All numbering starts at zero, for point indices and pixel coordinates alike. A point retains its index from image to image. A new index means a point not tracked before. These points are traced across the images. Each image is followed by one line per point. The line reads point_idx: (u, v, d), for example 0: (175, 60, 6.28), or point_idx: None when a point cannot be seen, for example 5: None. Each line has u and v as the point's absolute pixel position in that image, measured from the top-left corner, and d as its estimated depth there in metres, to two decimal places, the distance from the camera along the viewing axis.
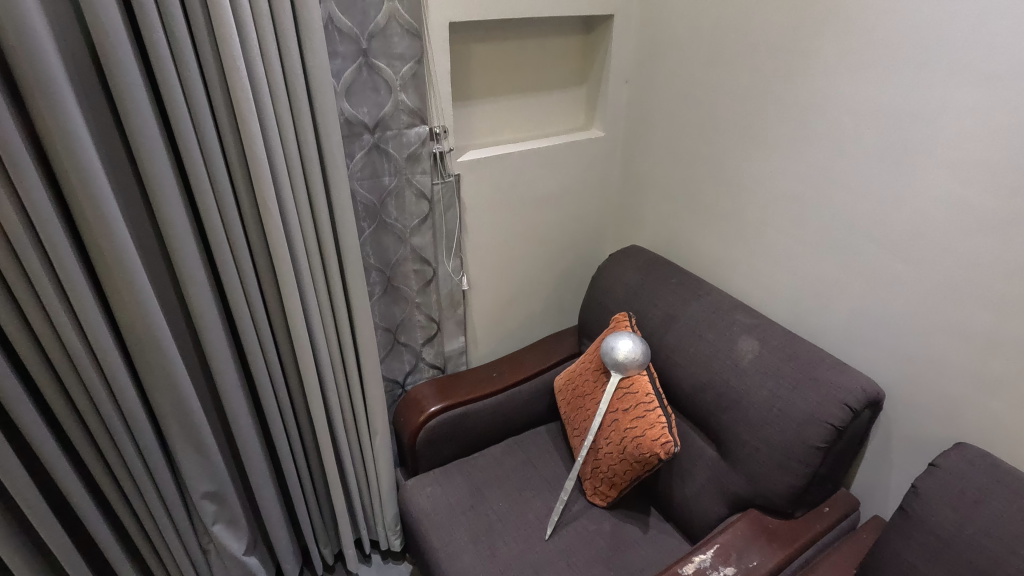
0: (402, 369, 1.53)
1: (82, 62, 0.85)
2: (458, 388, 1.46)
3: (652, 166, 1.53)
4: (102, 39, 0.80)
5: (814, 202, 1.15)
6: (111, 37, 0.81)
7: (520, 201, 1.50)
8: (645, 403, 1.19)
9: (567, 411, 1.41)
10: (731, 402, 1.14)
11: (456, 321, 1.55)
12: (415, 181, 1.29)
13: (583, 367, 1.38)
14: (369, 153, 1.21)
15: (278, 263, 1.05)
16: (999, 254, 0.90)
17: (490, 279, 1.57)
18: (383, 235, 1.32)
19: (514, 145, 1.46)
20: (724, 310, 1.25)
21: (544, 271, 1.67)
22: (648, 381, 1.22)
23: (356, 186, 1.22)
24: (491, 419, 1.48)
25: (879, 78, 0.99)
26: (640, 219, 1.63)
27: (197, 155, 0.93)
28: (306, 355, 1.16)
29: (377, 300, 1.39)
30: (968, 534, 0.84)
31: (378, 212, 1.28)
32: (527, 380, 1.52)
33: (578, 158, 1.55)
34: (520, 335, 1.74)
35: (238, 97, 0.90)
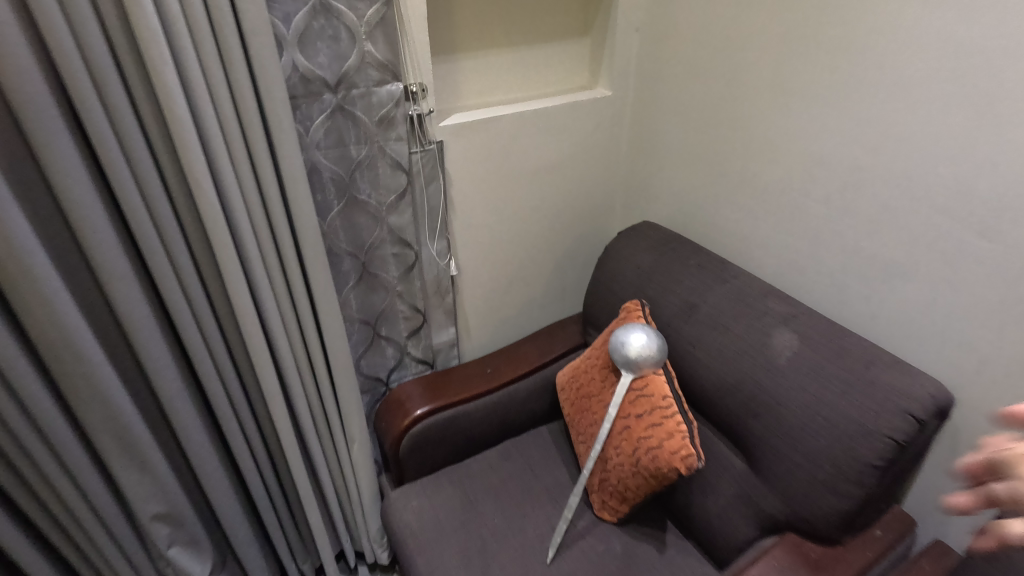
0: (385, 364, 1.36)
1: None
2: (447, 387, 1.29)
3: (667, 131, 1.33)
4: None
5: (868, 169, 0.95)
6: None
7: (514, 173, 1.31)
8: (663, 408, 1.02)
9: (570, 413, 1.23)
10: (765, 409, 0.96)
11: (444, 310, 1.36)
12: (389, 150, 1.10)
13: (588, 363, 1.21)
14: (331, 117, 1.02)
15: (219, 252, 0.87)
16: None
17: (481, 261, 1.39)
18: (355, 214, 1.13)
19: (508, 107, 1.26)
20: (754, 298, 1.06)
21: (543, 253, 1.48)
22: (665, 382, 1.05)
23: (318, 158, 1.04)
24: (486, 421, 1.31)
25: (964, 8, 0.78)
26: (653, 191, 1.43)
27: (104, 119, 0.73)
28: (263, 358, 0.99)
29: (351, 290, 1.21)
30: None
31: (347, 187, 1.09)
32: (526, 376, 1.34)
33: (582, 122, 1.35)
34: (519, 323, 1.56)
35: (145, 40, 0.70)
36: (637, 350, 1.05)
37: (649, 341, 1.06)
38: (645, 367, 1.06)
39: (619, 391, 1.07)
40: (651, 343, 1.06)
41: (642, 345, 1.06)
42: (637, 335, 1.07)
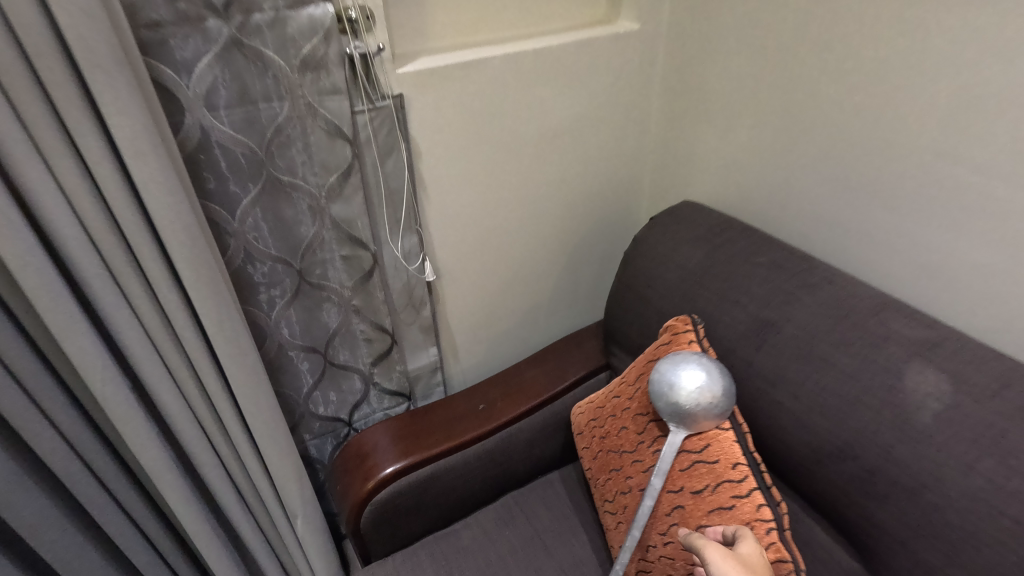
0: (345, 400, 1.03)
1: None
2: (426, 433, 0.96)
3: (717, 77, 0.97)
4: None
5: None
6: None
7: (507, 140, 0.96)
8: (734, 483, 0.69)
9: (591, 469, 0.90)
10: (901, 491, 0.62)
11: (420, 327, 1.03)
12: (322, 108, 0.75)
13: (617, 403, 0.87)
14: (225, 57, 0.67)
15: (24, 276, 0.53)
16: None
17: (468, 261, 1.04)
18: (280, 203, 0.79)
19: (495, 47, 0.90)
20: (867, 314, 0.71)
21: (549, 246, 1.14)
22: (734, 443, 0.71)
23: (210, 120, 0.69)
24: (480, 474, 0.99)
25: None
26: (693, 161, 1.07)
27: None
28: (137, 424, 0.66)
29: (286, 308, 0.87)
30: None
31: (263, 165, 0.75)
32: (531, 413, 1.01)
33: (599, 69, 0.98)
34: (520, 336, 1.22)
35: None
36: (692, 386, 0.72)
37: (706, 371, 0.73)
38: (703, 421, 0.72)
39: (666, 453, 0.74)
40: (711, 375, 0.72)
41: (699, 378, 0.72)
42: (688, 364, 0.73)
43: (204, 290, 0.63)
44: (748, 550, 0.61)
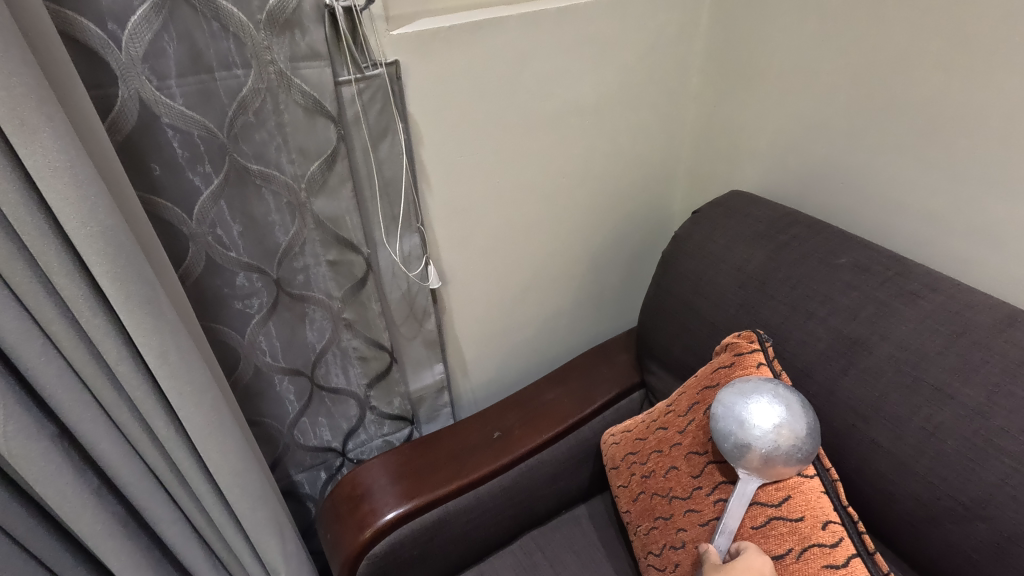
0: (337, 429, 0.89)
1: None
2: (432, 469, 0.82)
3: (776, 41, 0.81)
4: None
5: None
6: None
7: (525, 118, 0.81)
8: (825, 550, 0.54)
9: (630, 514, 0.76)
10: None
11: (424, 342, 0.88)
12: (295, 77, 0.59)
13: (662, 437, 0.72)
14: (164, 7, 0.51)
15: None
16: None
17: (478, 263, 0.90)
18: (249, 199, 0.64)
19: (509, 5, 0.75)
20: (993, 331, 0.56)
21: (571, 245, 0.99)
22: (822, 498, 0.56)
23: (153, 91, 0.54)
24: (495, 516, 0.84)
25: None
26: (740, 145, 0.92)
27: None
28: (60, 485, 0.51)
29: (261, 322, 0.73)
30: None
31: (224, 151, 0.60)
32: (554, 443, 0.86)
33: (634, 33, 0.83)
34: (537, 349, 1.07)
35: None
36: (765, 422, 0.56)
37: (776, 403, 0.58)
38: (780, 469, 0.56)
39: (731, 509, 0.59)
40: (786, 407, 0.57)
41: (773, 413, 0.57)
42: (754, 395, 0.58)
43: (140, 311, 0.48)
44: (754, 565, 0.54)
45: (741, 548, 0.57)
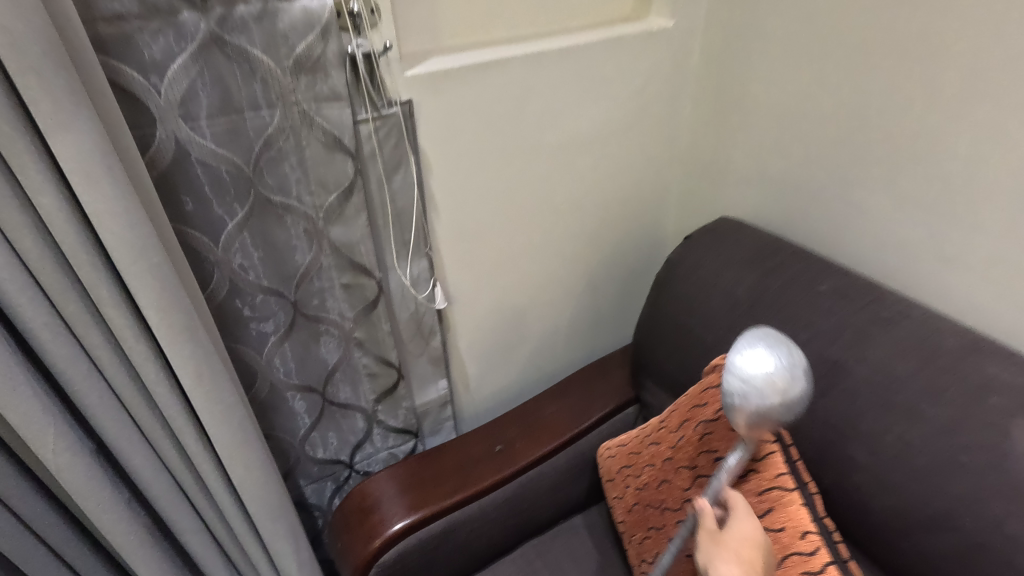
0: (345, 442, 0.93)
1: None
2: (438, 481, 0.86)
3: (762, 79, 0.87)
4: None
5: None
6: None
7: (528, 148, 0.85)
8: (804, 557, 0.58)
9: (625, 523, 0.80)
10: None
11: (429, 358, 0.92)
12: (317, 116, 0.64)
13: (655, 451, 0.77)
14: (201, 56, 0.56)
15: None
16: None
17: (482, 284, 0.94)
18: (270, 227, 0.68)
19: (514, 45, 0.80)
20: (957, 356, 0.61)
21: (569, 266, 1.04)
22: (803, 509, 0.60)
23: (187, 131, 0.58)
24: (497, 526, 0.88)
25: None
26: (729, 174, 0.97)
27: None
28: (98, 497, 0.55)
29: (277, 342, 0.77)
30: None
31: (249, 184, 0.64)
32: (553, 455, 0.91)
33: (630, 69, 0.88)
34: (536, 365, 1.12)
35: None
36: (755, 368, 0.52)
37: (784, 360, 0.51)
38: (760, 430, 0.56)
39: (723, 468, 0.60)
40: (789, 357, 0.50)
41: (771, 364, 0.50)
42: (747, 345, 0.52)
43: (178, 337, 0.52)
44: (744, 532, 0.58)
45: (730, 507, 0.61)
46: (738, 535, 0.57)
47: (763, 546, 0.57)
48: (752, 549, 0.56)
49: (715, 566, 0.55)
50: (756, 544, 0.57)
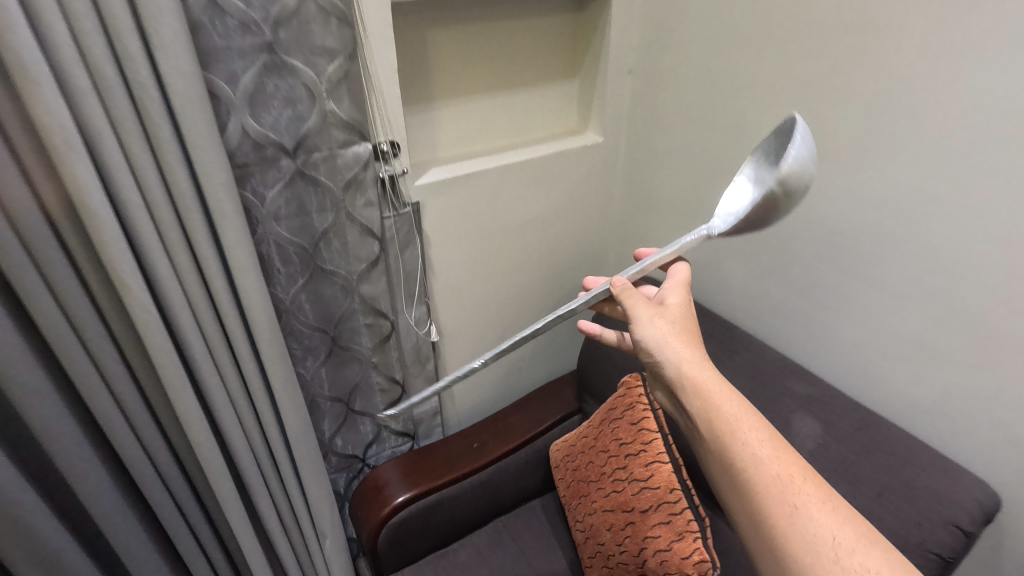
0: (361, 441, 1.24)
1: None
2: (431, 468, 1.17)
3: (665, 180, 1.24)
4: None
5: (894, 237, 0.87)
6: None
7: (501, 227, 1.20)
8: (671, 503, 0.90)
9: (566, 496, 1.12)
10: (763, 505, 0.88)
11: (426, 378, 1.25)
12: (358, 216, 0.97)
13: (586, 442, 1.10)
14: (290, 185, 0.89)
15: (155, 357, 0.73)
16: None
17: (466, 322, 1.27)
18: (321, 287, 1.00)
19: (490, 158, 1.15)
20: (769, 376, 0.95)
21: (531, 308, 1.37)
22: (673, 474, 0.93)
23: (275, 231, 0.91)
24: (474, 503, 1.19)
25: (1011, 59, 0.69)
26: (648, 243, 1.33)
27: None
28: (215, 462, 0.86)
29: (320, 365, 1.08)
30: None
31: (311, 260, 0.97)
32: (517, 450, 1.23)
33: (573, 171, 1.25)
34: (507, 384, 1.44)
35: (46, 134, 0.57)
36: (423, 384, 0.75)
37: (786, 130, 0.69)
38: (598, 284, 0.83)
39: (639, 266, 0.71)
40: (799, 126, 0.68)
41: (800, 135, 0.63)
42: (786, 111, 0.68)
43: None
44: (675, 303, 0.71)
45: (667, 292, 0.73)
46: (683, 312, 0.70)
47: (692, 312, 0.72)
48: (695, 323, 0.70)
49: (669, 346, 0.66)
50: (694, 315, 0.71)
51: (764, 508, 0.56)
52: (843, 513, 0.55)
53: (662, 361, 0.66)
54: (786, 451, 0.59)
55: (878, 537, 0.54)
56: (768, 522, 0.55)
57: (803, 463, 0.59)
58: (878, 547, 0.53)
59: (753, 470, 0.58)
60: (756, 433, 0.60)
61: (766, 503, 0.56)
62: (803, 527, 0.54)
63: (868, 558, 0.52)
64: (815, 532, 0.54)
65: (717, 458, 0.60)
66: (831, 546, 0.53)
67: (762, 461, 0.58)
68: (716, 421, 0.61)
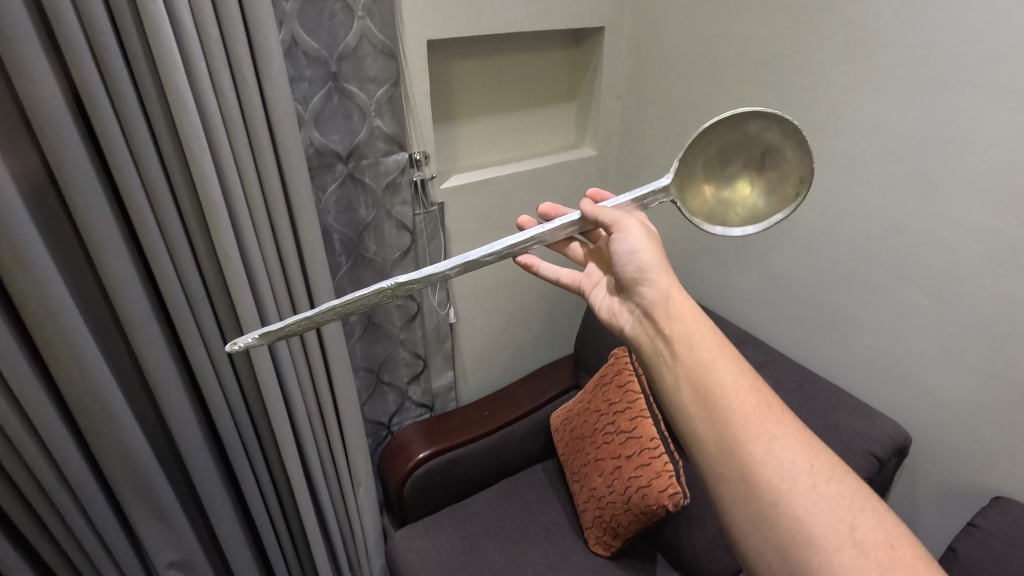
0: (387, 410, 1.42)
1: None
2: (448, 431, 1.36)
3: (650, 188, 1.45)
4: (14, 61, 0.67)
5: (828, 230, 1.08)
6: (26, 60, 0.67)
7: (510, 226, 1.41)
8: (651, 449, 1.10)
9: (564, 453, 1.31)
10: None
11: (443, 355, 1.44)
12: (394, 213, 1.18)
13: (581, 407, 1.30)
14: (342, 185, 1.10)
15: (243, 316, 0.93)
16: (1018, 291, 0.85)
17: (479, 308, 1.47)
18: (362, 271, 1.21)
19: (502, 168, 1.37)
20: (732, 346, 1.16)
21: (534, 299, 1.58)
22: (653, 425, 1.13)
23: (330, 223, 1.11)
24: (484, 463, 1.38)
25: (899, 95, 0.92)
26: None
27: (139, 192, 0.79)
28: (280, 408, 1.06)
29: (357, 340, 1.27)
30: (982, 543, 0.83)
31: (355, 248, 1.17)
32: (522, 418, 1.42)
33: (572, 179, 1.47)
34: (512, 366, 1.64)
35: (188, 140, 0.78)
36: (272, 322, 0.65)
37: (788, 138, 0.73)
38: (552, 212, 0.90)
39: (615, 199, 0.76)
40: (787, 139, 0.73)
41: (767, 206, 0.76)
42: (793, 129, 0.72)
43: None
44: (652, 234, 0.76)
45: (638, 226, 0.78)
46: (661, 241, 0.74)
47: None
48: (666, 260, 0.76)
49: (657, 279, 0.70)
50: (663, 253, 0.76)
51: (744, 437, 0.58)
52: (816, 449, 0.58)
53: (648, 283, 0.70)
54: (764, 392, 0.62)
55: (844, 470, 0.57)
56: (744, 449, 0.57)
57: (778, 403, 0.62)
58: (844, 478, 0.56)
59: (735, 404, 0.60)
60: (736, 374, 0.63)
61: (745, 434, 0.58)
62: (780, 457, 0.56)
63: (838, 485, 0.55)
64: (791, 459, 0.56)
65: (697, 390, 0.62)
66: (807, 474, 0.55)
67: (744, 397, 0.60)
68: (701, 350, 0.64)
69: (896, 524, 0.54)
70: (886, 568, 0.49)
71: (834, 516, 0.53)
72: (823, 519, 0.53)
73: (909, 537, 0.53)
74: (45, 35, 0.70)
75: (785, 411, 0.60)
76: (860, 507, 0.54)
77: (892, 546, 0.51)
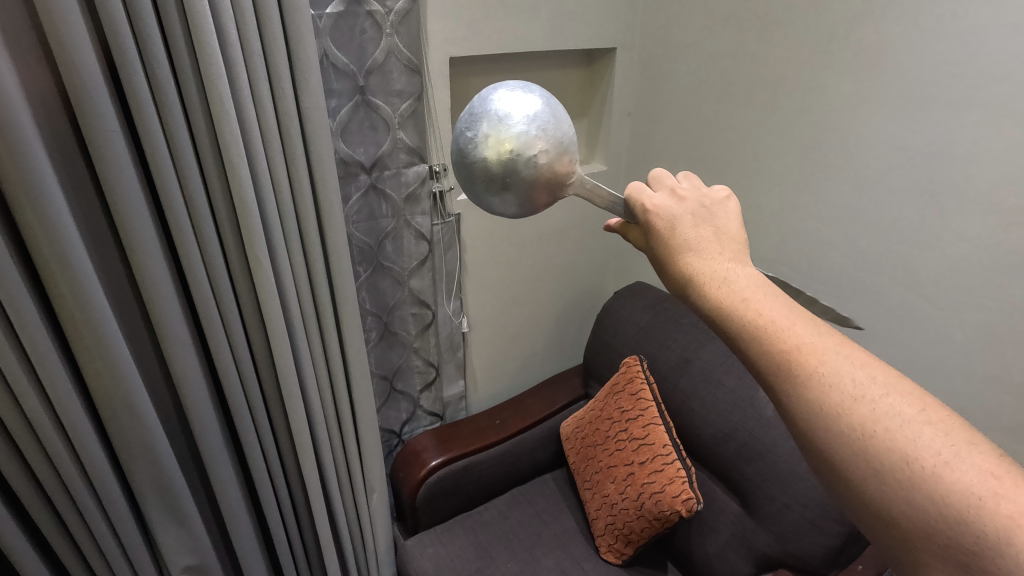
0: (399, 418, 1.43)
1: (45, 93, 0.73)
2: (460, 438, 1.38)
3: None
4: (67, 67, 0.70)
5: (834, 243, 1.13)
6: (82, 69, 0.70)
7: (522, 237, 1.44)
8: (664, 455, 1.12)
9: (575, 462, 1.33)
10: (720, 440, 1.15)
11: (455, 364, 1.47)
12: (414, 223, 1.22)
13: (592, 415, 1.32)
14: (365, 195, 1.13)
15: (270, 319, 0.95)
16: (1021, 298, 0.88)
17: (491, 319, 1.50)
18: (380, 280, 1.23)
19: None
20: None
21: (544, 309, 1.61)
22: (665, 432, 1.15)
23: (351, 230, 1.14)
24: (496, 471, 1.39)
25: (903, 113, 0.97)
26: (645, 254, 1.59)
27: (178, 196, 0.81)
28: (300, 414, 1.07)
29: (373, 347, 1.29)
30: None
31: (374, 256, 1.20)
32: (533, 427, 1.44)
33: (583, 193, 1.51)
34: (520, 376, 1.66)
35: (227, 146, 0.81)
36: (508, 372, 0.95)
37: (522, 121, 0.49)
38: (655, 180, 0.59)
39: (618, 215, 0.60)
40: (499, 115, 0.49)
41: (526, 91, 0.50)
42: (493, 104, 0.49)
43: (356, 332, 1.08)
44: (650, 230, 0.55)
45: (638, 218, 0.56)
46: (678, 238, 0.53)
47: (707, 187, 0.56)
48: (702, 221, 0.54)
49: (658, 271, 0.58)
50: (696, 211, 0.54)
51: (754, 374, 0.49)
52: (834, 369, 0.44)
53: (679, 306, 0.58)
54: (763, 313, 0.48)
55: (874, 383, 0.43)
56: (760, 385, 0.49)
57: (786, 316, 0.47)
58: (867, 397, 0.43)
59: (738, 346, 0.49)
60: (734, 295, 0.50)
61: (760, 377, 0.48)
62: (789, 399, 0.46)
63: (855, 412, 0.43)
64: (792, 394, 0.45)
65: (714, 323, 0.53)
66: (818, 410, 0.44)
67: (744, 334, 0.48)
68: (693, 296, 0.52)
69: (936, 434, 0.41)
70: (910, 490, 0.40)
71: (852, 452, 0.42)
72: (840, 458, 0.43)
73: (952, 440, 0.40)
74: (97, 43, 0.73)
75: (784, 334, 0.46)
76: (877, 430, 0.41)
77: (919, 464, 0.40)
